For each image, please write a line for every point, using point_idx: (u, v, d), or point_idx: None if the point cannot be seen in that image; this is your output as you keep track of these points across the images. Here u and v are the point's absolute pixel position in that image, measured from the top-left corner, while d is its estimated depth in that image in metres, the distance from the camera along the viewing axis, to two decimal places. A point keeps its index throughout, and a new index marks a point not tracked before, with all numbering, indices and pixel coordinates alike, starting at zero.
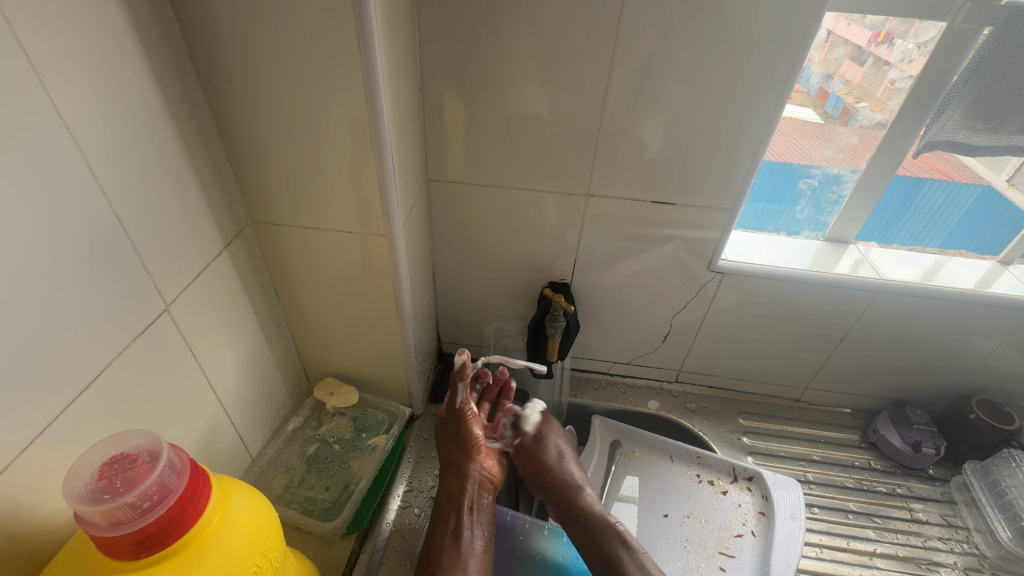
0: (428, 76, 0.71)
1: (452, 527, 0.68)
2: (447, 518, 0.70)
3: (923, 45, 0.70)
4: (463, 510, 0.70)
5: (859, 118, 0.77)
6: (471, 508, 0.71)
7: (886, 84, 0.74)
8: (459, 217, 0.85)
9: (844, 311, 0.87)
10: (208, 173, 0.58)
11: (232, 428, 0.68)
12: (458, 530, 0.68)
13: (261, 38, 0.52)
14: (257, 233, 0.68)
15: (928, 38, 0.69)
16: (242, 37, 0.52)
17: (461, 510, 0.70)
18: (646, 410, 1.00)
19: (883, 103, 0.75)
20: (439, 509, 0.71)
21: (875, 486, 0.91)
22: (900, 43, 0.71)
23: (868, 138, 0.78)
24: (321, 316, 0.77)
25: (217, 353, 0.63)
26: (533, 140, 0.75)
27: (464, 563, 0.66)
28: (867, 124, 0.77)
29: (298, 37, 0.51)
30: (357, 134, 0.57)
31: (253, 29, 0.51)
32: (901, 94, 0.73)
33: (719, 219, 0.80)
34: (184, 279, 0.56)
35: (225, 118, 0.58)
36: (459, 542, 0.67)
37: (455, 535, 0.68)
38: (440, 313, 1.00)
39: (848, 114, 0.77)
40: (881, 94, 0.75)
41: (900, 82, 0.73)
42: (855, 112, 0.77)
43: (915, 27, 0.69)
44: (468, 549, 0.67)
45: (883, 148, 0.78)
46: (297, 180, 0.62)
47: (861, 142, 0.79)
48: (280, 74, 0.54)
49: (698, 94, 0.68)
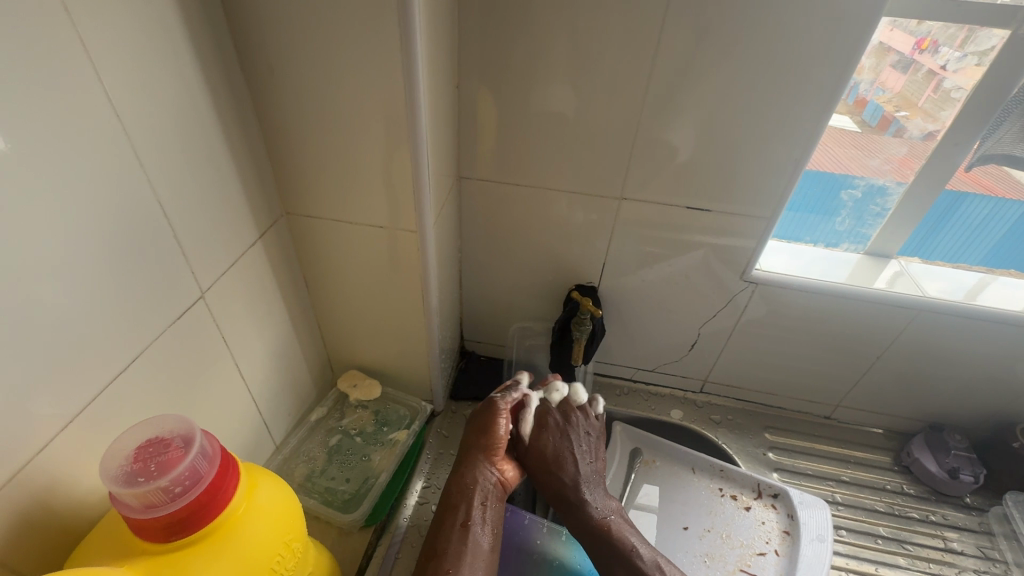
0: (464, 74, 0.71)
1: (460, 519, 0.65)
2: (457, 510, 0.66)
3: (972, 52, 0.67)
4: (474, 503, 0.66)
5: (902, 126, 0.74)
6: (483, 502, 0.67)
7: (929, 92, 0.71)
8: (488, 216, 0.85)
9: (880, 328, 0.84)
10: (246, 164, 0.59)
11: (259, 416, 0.69)
12: (467, 523, 0.64)
13: (303, 31, 0.52)
14: (290, 224, 0.68)
15: (979, 46, 0.66)
16: (284, 30, 0.52)
17: (472, 503, 0.66)
18: (668, 419, 0.98)
19: (928, 112, 0.72)
20: (448, 501, 0.67)
21: (908, 512, 0.87)
22: (946, 50, 0.68)
23: (910, 146, 0.75)
24: (349, 309, 0.78)
25: (246, 341, 0.64)
26: (567, 139, 0.74)
27: (469, 560, 0.61)
28: (908, 131, 0.74)
29: (338, 30, 0.51)
30: (392, 129, 0.57)
31: (295, 22, 0.51)
32: (955, 105, 0.70)
33: (755, 229, 0.78)
34: (219, 268, 0.57)
35: (264, 108, 0.58)
36: (466, 535, 0.63)
37: (464, 529, 0.64)
38: (464, 311, 1.00)
39: (887, 122, 0.74)
40: (924, 103, 0.72)
41: (947, 92, 0.70)
42: (895, 120, 0.74)
43: (969, 34, 0.66)
44: (476, 546, 0.63)
45: (930, 158, 0.75)
46: (332, 174, 0.62)
47: (899, 151, 0.76)
48: (320, 68, 0.54)
49: (740, 99, 0.66)
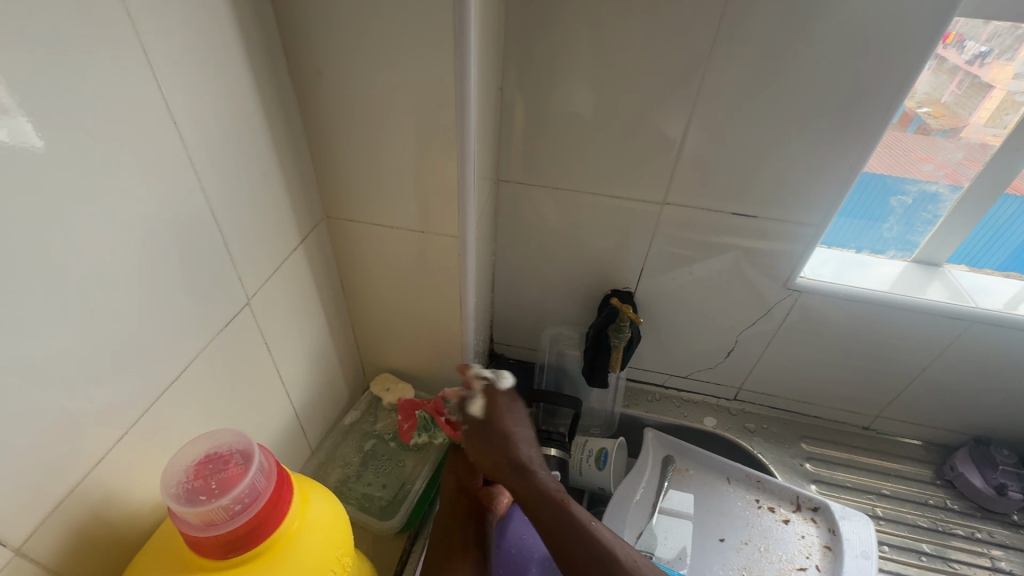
0: (508, 76, 0.69)
1: (458, 541, 0.66)
2: (453, 533, 0.66)
3: (997, 49, 0.66)
4: (469, 525, 0.67)
5: (925, 123, 0.72)
6: (479, 524, 0.67)
7: (954, 89, 0.69)
8: (524, 219, 0.83)
9: (929, 340, 0.82)
10: (291, 168, 0.58)
11: (296, 420, 0.69)
12: (466, 546, 0.65)
13: (355, 33, 0.50)
14: (331, 228, 0.67)
15: (1000, 41, 0.65)
16: (335, 32, 0.51)
17: (467, 524, 0.67)
18: (702, 427, 0.96)
19: (953, 109, 0.71)
20: (444, 526, 0.68)
21: (953, 529, 0.84)
22: (970, 45, 0.66)
23: (932, 143, 0.73)
24: (384, 313, 0.77)
25: (287, 346, 0.63)
26: (609, 143, 0.72)
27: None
28: (930, 128, 0.72)
29: (390, 32, 0.50)
30: (439, 133, 0.55)
31: (347, 25, 0.50)
32: (982, 100, 0.69)
33: (803, 236, 0.75)
34: (264, 274, 0.56)
35: (310, 112, 0.57)
36: (466, 556, 0.64)
37: (462, 551, 0.64)
38: (495, 315, 0.99)
39: (909, 118, 0.72)
40: (947, 99, 0.70)
41: (972, 88, 0.69)
42: (916, 116, 0.72)
43: (993, 30, 0.64)
44: (474, 566, 0.63)
45: (957, 155, 0.73)
46: (375, 179, 0.61)
47: (922, 148, 0.74)
48: (369, 71, 0.53)
49: (793, 103, 0.64)
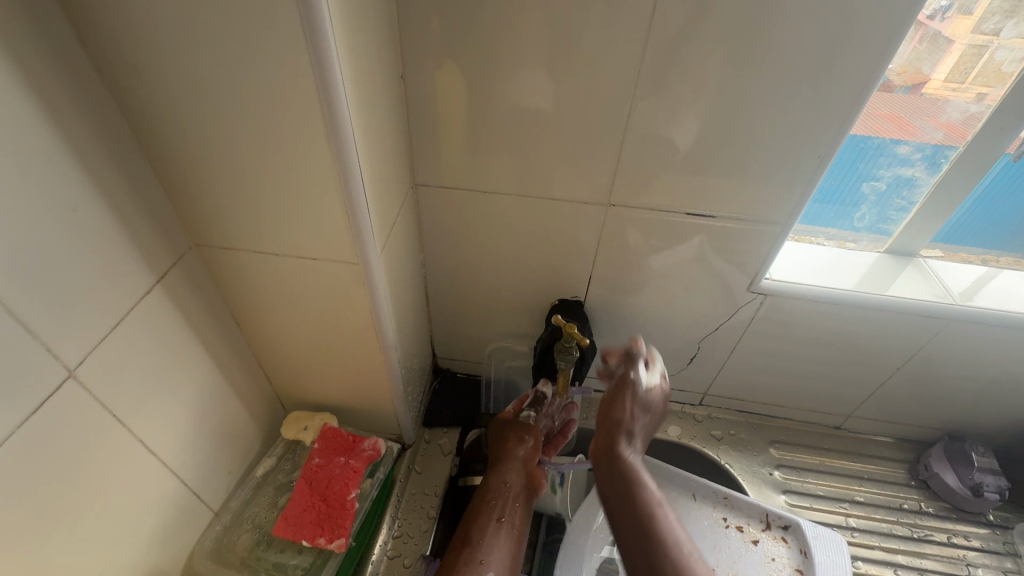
0: (411, 63, 0.58)
1: (494, 513, 0.59)
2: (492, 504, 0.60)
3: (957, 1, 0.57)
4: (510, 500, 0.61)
5: (890, 80, 0.61)
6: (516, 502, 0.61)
7: (917, 43, 0.58)
8: (452, 227, 0.73)
9: (903, 339, 0.75)
10: (126, 195, 0.45)
11: (185, 486, 0.58)
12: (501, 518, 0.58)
13: (179, 22, 0.38)
14: (206, 259, 0.56)
15: None
16: (153, 23, 0.39)
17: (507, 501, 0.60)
18: (666, 438, 0.89)
19: (915, 64, 0.60)
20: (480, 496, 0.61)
21: (928, 535, 0.80)
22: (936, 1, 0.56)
23: (892, 101, 0.63)
24: (291, 345, 0.66)
25: (154, 409, 0.52)
26: (539, 139, 0.62)
27: (494, 552, 0.55)
28: (893, 86, 0.61)
29: (227, 20, 0.38)
30: (310, 141, 0.44)
31: (166, 12, 0.38)
32: (944, 54, 0.60)
33: (765, 235, 0.67)
34: (98, 334, 0.44)
35: (141, 121, 0.45)
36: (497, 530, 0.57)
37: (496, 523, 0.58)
38: (434, 329, 0.89)
39: None
40: (908, 54, 0.59)
41: (932, 42, 0.59)
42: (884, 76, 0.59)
43: None
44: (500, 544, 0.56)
45: (919, 113, 0.63)
46: (247, 200, 0.50)
47: (884, 107, 0.63)
48: (211, 71, 0.41)
49: (748, 88, 0.55)
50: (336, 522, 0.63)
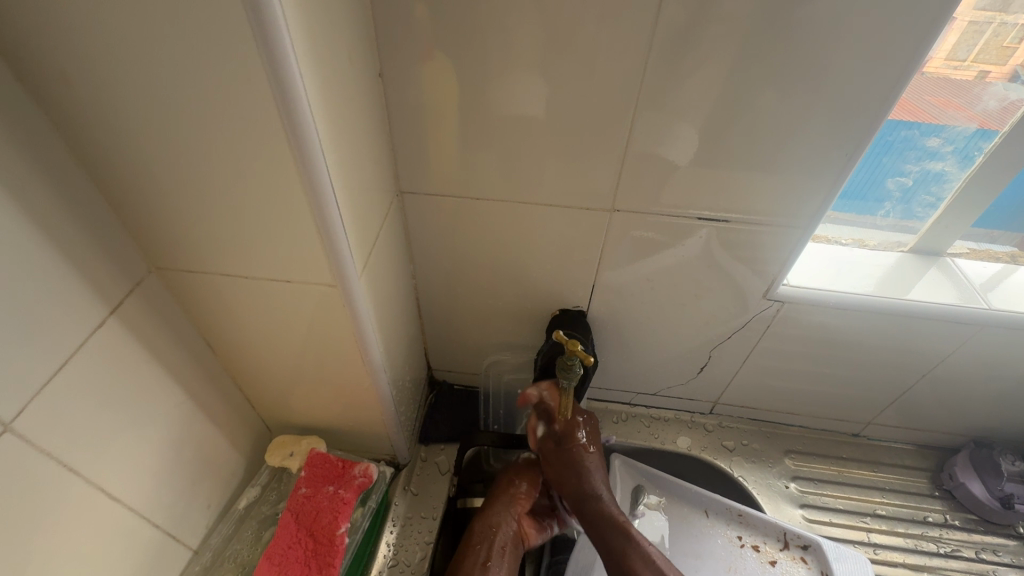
0: (390, 61, 0.52)
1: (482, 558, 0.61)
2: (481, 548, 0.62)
3: None
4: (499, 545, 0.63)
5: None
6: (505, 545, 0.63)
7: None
8: (443, 236, 0.67)
9: (930, 346, 0.70)
10: (68, 221, 0.40)
11: (158, 529, 0.54)
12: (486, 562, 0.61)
13: (112, 24, 0.33)
14: (171, 284, 0.51)
15: None
16: (80, 25, 0.33)
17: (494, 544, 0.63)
18: (675, 449, 0.85)
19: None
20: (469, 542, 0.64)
21: (956, 550, 0.76)
22: None
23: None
24: (272, 369, 0.61)
25: (115, 451, 0.47)
26: (533, 141, 0.56)
27: None
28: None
29: (168, 20, 0.33)
30: (272, 153, 0.39)
31: (96, 13, 0.33)
32: (947, 34, 0.52)
33: (782, 238, 0.62)
34: (41, 379, 0.39)
35: (80, 137, 0.39)
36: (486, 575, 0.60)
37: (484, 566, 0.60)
38: (428, 341, 0.84)
39: None
40: None
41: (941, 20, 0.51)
42: None
43: None
44: None
45: (921, 94, 0.57)
46: (209, 221, 0.45)
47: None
48: (154, 80, 0.36)
49: (766, 81, 0.49)
50: (324, 560, 0.59)
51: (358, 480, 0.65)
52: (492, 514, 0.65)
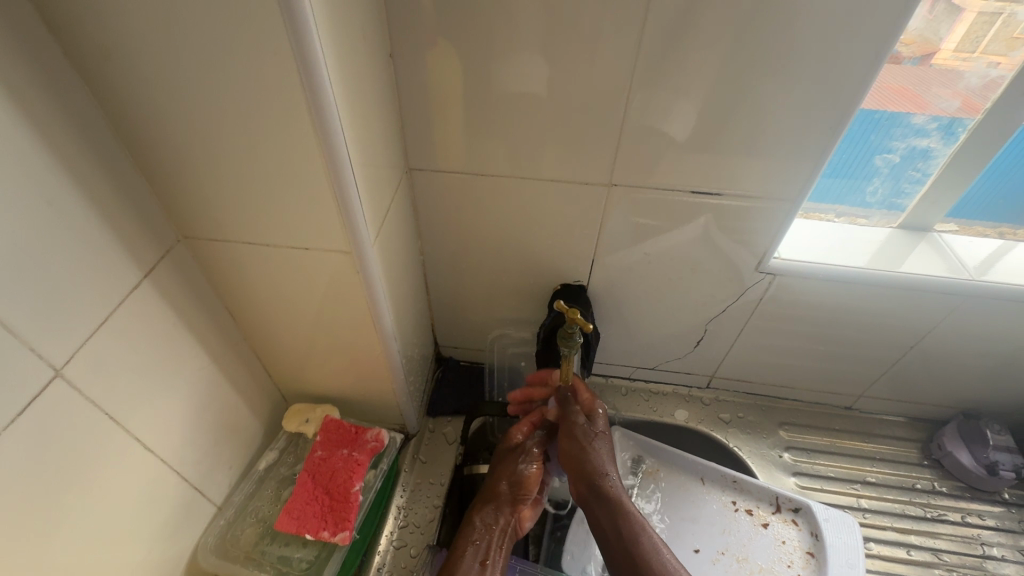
0: (400, 41, 0.55)
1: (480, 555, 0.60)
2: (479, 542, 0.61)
3: None
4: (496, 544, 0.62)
5: (897, 51, 0.58)
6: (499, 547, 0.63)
7: (930, 11, 0.55)
8: (449, 212, 0.71)
9: (917, 318, 0.73)
10: (106, 188, 0.44)
11: (185, 483, 0.58)
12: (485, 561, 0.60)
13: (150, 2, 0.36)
14: (195, 252, 0.54)
15: None
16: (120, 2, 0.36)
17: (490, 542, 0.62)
18: (672, 422, 0.88)
19: (925, 34, 0.57)
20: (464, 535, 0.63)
21: (943, 515, 0.79)
22: None
23: (899, 72, 0.60)
24: (288, 338, 0.65)
25: (148, 407, 0.51)
26: (535, 118, 0.59)
27: None
28: (901, 58, 0.58)
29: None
30: (293, 125, 0.42)
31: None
32: (955, 23, 0.56)
33: (774, 212, 0.64)
34: (83, 333, 0.43)
35: (117, 110, 0.43)
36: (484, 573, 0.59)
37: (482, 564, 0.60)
38: (435, 317, 0.87)
39: None
40: (917, 23, 0.56)
41: (945, 10, 0.55)
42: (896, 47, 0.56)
43: None
44: None
45: (928, 85, 0.60)
46: (233, 190, 0.48)
47: (891, 79, 0.60)
48: (186, 55, 0.39)
49: (756, 58, 0.52)
50: (339, 515, 0.62)
51: (370, 445, 0.69)
52: (483, 512, 0.64)
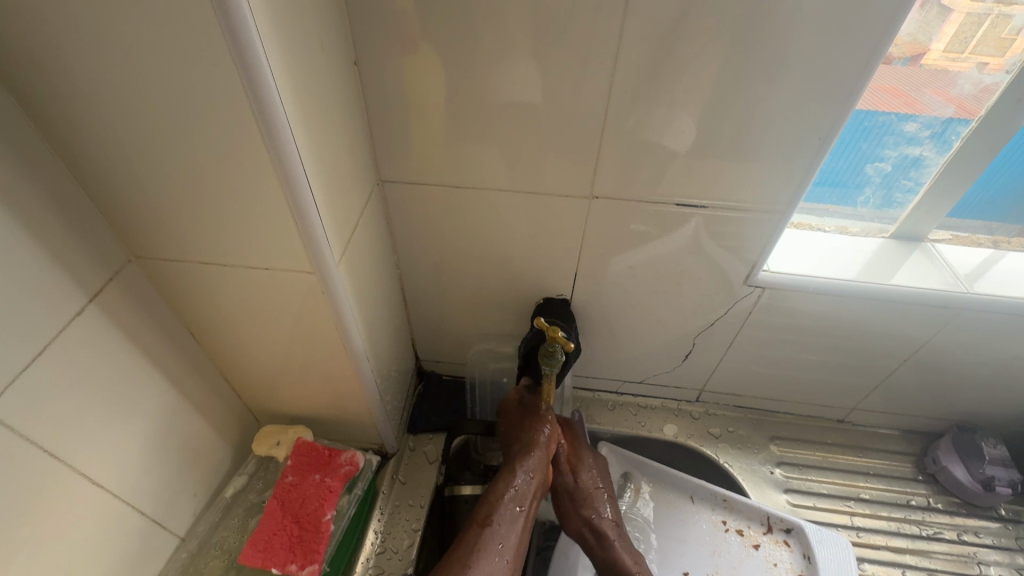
0: (365, 50, 0.52)
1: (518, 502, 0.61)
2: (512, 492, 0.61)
3: None
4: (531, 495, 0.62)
5: None
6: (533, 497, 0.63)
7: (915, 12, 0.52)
8: (425, 226, 0.68)
9: (910, 332, 0.71)
10: (42, 210, 0.40)
11: (143, 516, 0.54)
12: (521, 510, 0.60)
13: (78, 12, 0.33)
14: (150, 273, 0.51)
15: None
16: (45, 11, 0.33)
17: (527, 490, 0.62)
18: (661, 437, 0.86)
19: (913, 34, 0.54)
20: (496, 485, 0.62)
21: (938, 533, 0.77)
22: None
23: (887, 74, 0.57)
24: (254, 359, 0.62)
25: (98, 438, 0.48)
26: (510, 128, 0.56)
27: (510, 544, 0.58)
28: (890, 58, 0.56)
29: (135, 3, 0.33)
30: (243, 141, 0.39)
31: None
32: (943, 24, 0.54)
33: (762, 224, 0.62)
34: (16, 367, 0.40)
35: (50, 123, 0.39)
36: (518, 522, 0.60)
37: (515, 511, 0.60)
38: (415, 332, 0.84)
39: None
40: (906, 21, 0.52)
41: (934, 9, 0.52)
42: None
43: None
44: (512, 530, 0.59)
45: (916, 85, 0.58)
46: (184, 209, 0.45)
47: (879, 79, 0.57)
48: (121, 68, 0.36)
49: (741, 67, 0.49)
50: (308, 546, 0.59)
51: (343, 468, 0.66)
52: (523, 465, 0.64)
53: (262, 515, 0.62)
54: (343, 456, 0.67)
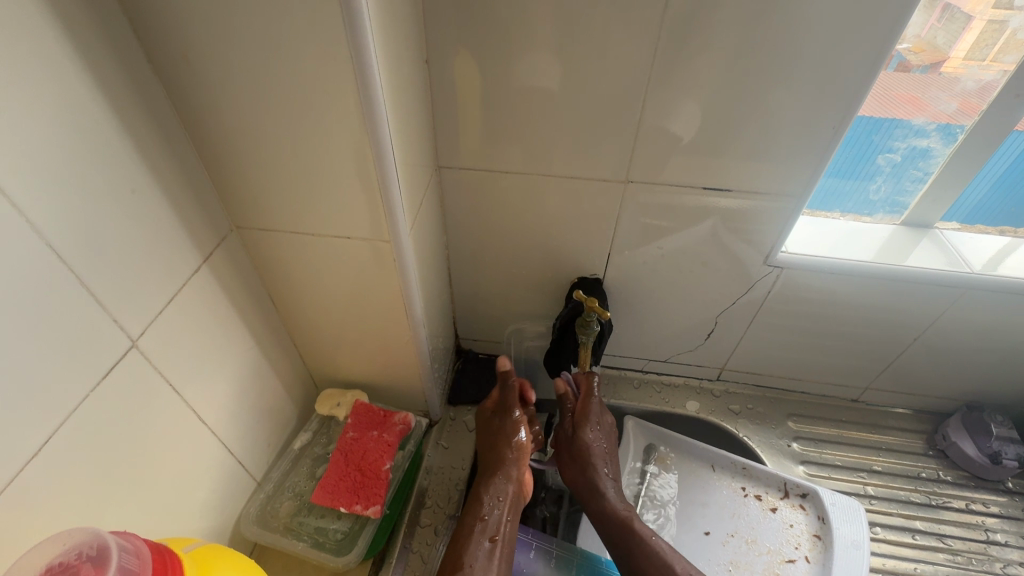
0: (435, 48, 0.60)
1: (488, 532, 0.63)
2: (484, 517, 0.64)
3: None
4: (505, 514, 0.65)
5: (906, 60, 0.62)
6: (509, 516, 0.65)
7: (933, 20, 0.59)
8: (474, 209, 0.75)
9: (918, 312, 0.77)
10: (174, 180, 0.48)
11: (230, 456, 0.62)
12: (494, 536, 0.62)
13: (225, 15, 0.41)
14: (245, 241, 0.59)
15: None
16: (199, 14, 0.41)
17: (498, 513, 0.65)
18: (683, 412, 0.92)
19: (934, 43, 0.61)
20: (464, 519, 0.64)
21: (947, 502, 0.82)
22: None
23: (911, 82, 0.64)
24: (323, 325, 0.69)
25: (203, 381, 0.56)
26: (556, 119, 0.63)
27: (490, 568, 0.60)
28: (911, 66, 0.62)
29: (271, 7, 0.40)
30: (343, 123, 0.47)
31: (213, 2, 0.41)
32: (963, 33, 0.60)
33: (781, 209, 0.68)
34: (153, 309, 0.48)
35: (185, 107, 0.47)
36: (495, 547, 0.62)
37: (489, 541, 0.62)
38: (457, 310, 0.91)
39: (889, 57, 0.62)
40: (926, 32, 0.60)
41: (954, 19, 0.59)
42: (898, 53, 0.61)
43: None
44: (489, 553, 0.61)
45: (937, 92, 0.64)
46: (283, 183, 0.53)
47: (902, 87, 0.64)
48: (252, 60, 0.44)
49: (766, 62, 0.56)
50: (370, 490, 0.67)
51: (397, 427, 0.73)
52: (492, 488, 0.67)
53: (328, 465, 0.70)
54: (397, 417, 0.74)
